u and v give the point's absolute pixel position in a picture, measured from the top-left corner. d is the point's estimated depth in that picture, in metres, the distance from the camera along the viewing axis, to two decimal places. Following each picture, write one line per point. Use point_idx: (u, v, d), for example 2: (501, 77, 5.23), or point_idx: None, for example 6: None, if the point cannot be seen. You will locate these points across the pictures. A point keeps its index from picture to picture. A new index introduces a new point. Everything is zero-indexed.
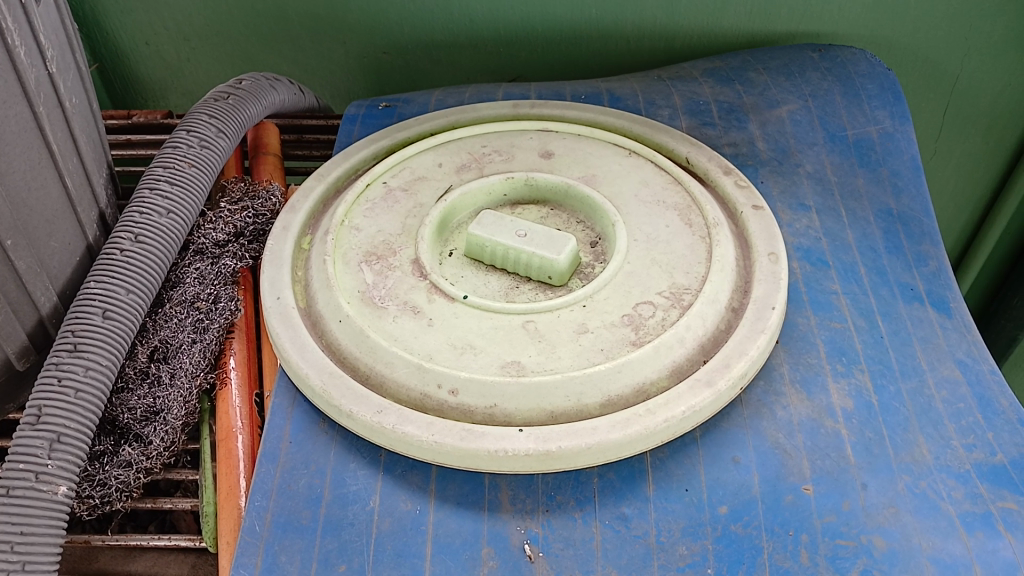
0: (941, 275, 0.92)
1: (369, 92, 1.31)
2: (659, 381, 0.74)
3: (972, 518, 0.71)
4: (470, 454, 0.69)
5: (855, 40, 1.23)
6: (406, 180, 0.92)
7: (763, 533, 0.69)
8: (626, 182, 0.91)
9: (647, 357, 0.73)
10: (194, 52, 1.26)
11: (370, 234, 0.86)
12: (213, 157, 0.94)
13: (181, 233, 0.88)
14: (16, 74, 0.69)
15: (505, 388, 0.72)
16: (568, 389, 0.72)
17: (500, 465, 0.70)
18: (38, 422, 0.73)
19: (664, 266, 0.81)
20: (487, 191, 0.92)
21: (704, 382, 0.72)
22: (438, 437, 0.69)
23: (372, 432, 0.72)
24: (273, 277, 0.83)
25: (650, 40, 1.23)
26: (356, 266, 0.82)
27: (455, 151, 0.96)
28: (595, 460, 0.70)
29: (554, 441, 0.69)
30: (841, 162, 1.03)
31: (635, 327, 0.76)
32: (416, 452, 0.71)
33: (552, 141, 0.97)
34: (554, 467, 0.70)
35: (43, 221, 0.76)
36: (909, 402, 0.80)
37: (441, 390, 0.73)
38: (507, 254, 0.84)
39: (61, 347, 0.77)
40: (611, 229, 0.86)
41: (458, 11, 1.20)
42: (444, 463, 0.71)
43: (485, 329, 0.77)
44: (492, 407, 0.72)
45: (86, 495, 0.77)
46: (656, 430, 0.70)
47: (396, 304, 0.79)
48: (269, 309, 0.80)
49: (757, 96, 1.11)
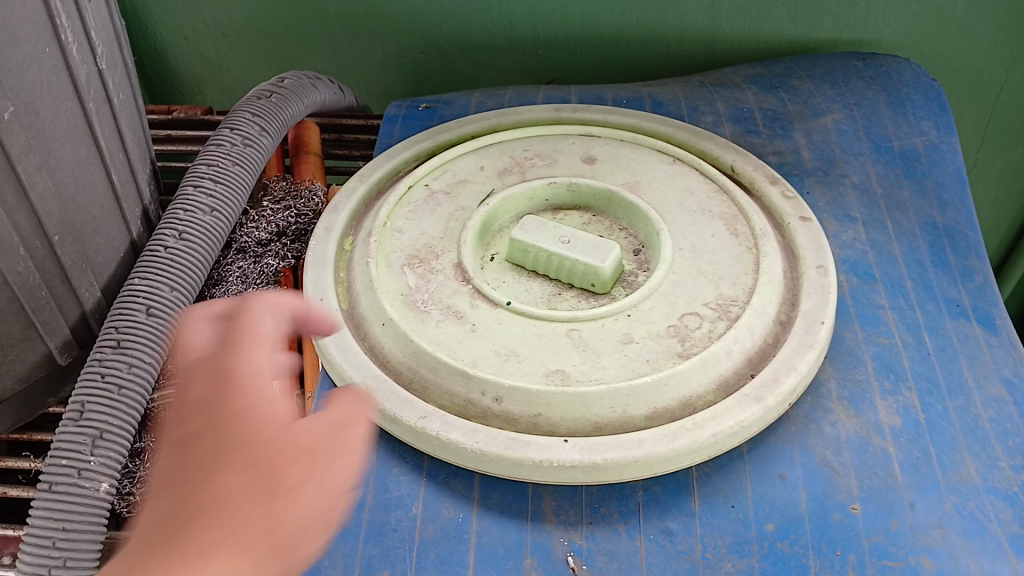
0: (986, 292, 0.90)
1: (406, 92, 1.31)
2: (705, 394, 0.73)
3: (1021, 541, 0.70)
4: (515, 463, 0.68)
5: (899, 49, 1.21)
6: (448, 183, 0.92)
7: (810, 552, 0.68)
8: (671, 189, 0.90)
9: (694, 369, 0.72)
10: (233, 49, 1.26)
11: (412, 236, 0.85)
12: (255, 155, 0.94)
13: (224, 231, 0.89)
14: (68, 70, 0.69)
15: (549, 396, 0.71)
16: (614, 399, 0.71)
17: (545, 475, 0.69)
18: (81, 418, 0.73)
19: (710, 276, 0.80)
20: (530, 196, 0.91)
21: (752, 396, 0.71)
22: (483, 445, 0.69)
23: (416, 437, 0.71)
24: (316, 279, 0.82)
25: (691, 45, 1.21)
26: (399, 270, 0.82)
27: (497, 155, 0.95)
28: (641, 473, 0.69)
29: (600, 453, 0.68)
30: (887, 173, 1.02)
31: (681, 338, 0.75)
32: (461, 459, 0.70)
33: (595, 146, 0.97)
34: (599, 479, 0.69)
35: (89, 218, 0.76)
36: (957, 420, 0.79)
37: (485, 398, 0.72)
38: (550, 260, 0.84)
39: (105, 342, 0.76)
40: (655, 237, 0.86)
41: (498, 12, 1.19)
42: (487, 471, 0.70)
43: (528, 337, 0.76)
44: (537, 416, 0.71)
45: (127, 492, 0.77)
46: (703, 445, 0.69)
47: (439, 309, 0.78)
48: (313, 309, 0.80)
49: (801, 104, 1.10)
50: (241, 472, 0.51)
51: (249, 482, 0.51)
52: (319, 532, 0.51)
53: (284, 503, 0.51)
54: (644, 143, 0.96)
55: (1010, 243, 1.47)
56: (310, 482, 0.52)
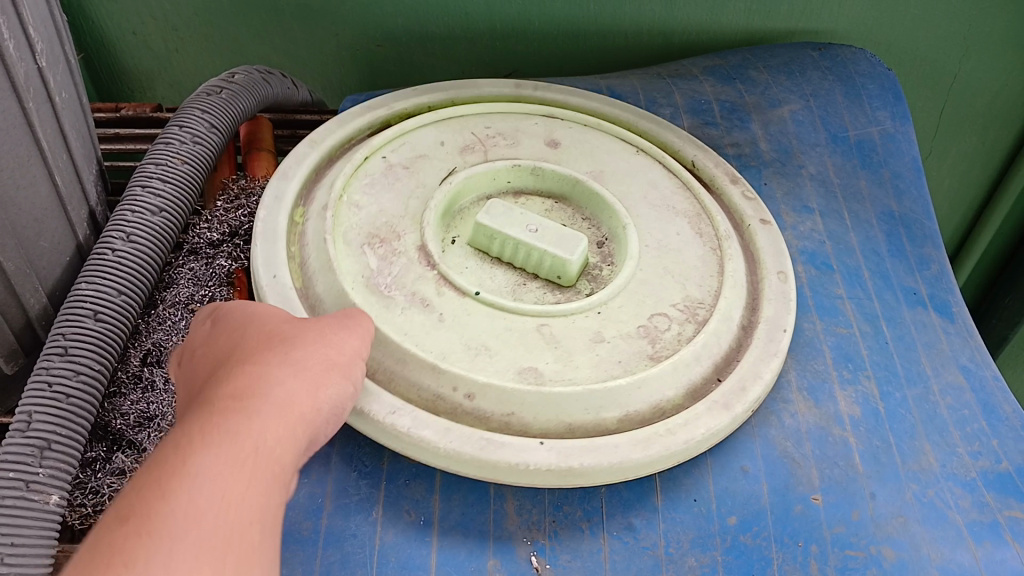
0: (942, 278, 0.92)
1: (363, 85, 1.29)
2: (673, 397, 0.73)
3: (979, 527, 0.71)
4: (489, 465, 0.67)
5: (854, 38, 1.21)
6: (407, 157, 0.89)
7: (772, 544, 0.68)
8: (635, 181, 0.90)
9: (665, 373, 0.72)
10: (183, 42, 1.23)
11: (370, 213, 0.83)
12: (205, 154, 0.91)
13: (174, 233, 0.86)
14: (5, 69, 0.66)
15: (523, 396, 0.70)
16: (589, 402, 0.70)
17: (519, 478, 0.68)
18: (28, 428, 0.70)
19: (677, 276, 0.80)
20: (492, 177, 0.90)
21: (721, 404, 0.72)
22: (457, 445, 0.67)
23: (384, 433, 0.69)
24: (269, 254, 0.79)
25: (649, 36, 1.21)
26: (358, 250, 0.79)
27: (457, 130, 0.93)
28: (613, 478, 0.69)
29: (575, 456, 0.67)
30: (843, 163, 1.03)
31: (650, 339, 0.75)
32: (431, 459, 0.69)
33: (558, 129, 0.95)
34: (571, 483, 0.68)
35: (32, 221, 0.73)
36: (915, 409, 0.79)
37: (455, 392, 0.70)
38: (516, 248, 0.82)
39: (51, 350, 0.74)
40: (620, 232, 0.85)
41: (454, 5, 1.17)
42: (459, 471, 0.69)
43: (499, 331, 0.74)
44: (509, 416, 0.70)
45: (79, 503, 0.74)
46: (675, 451, 0.69)
47: (404, 294, 0.76)
48: (265, 286, 0.76)
49: (759, 94, 1.10)
50: (254, 355, 0.61)
51: (268, 363, 0.59)
52: (332, 387, 0.61)
53: (298, 364, 0.60)
54: (606, 130, 0.96)
55: (963, 235, 1.50)
56: (318, 350, 0.62)
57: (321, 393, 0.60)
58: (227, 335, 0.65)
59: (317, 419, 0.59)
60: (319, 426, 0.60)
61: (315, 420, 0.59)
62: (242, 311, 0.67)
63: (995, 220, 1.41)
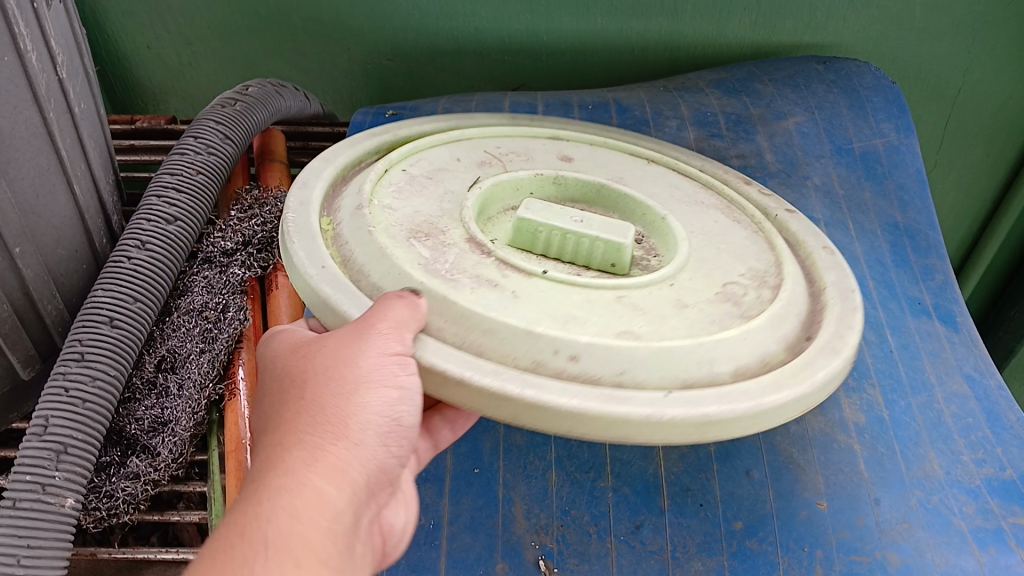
0: (948, 289, 0.93)
1: (373, 98, 1.31)
2: (779, 353, 0.64)
3: (984, 533, 0.71)
4: (623, 419, 0.54)
5: (859, 52, 1.23)
6: (427, 170, 0.80)
7: (778, 549, 0.70)
8: (655, 184, 0.86)
9: (765, 327, 0.64)
10: (196, 56, 1.25)
11: (407, 213, 0.72)
12: (220, 164, 0.93)
13: (188, 242, 0.88)
14: (27, 79, 0.68)
15: (633, 350, 0.58)
16: (699, 354, 0.60)
17: (652, 436, 0.55)
18: (45, 432, 0.72)
19: (731, 253, 0.74)
20: (515, 187, 0.82)
21: (829, 349, 0.63)
22: (581, 400, 0.53)
23: (483, 401, 0.54)
24: (308, 248, 0.65)
25: (656, 50, 1.22)
26: (405, 241, 0.67)
27: (469, 149, 0.86)
28: (746, 429, 0.58)
29: (714, 402, 0.55)
30: (848, 174, 1.05)
31: (735, 303, 0.67)
32: (546, 424, 0.55)
33: (567, 148, 0.91)
34: (707, 439, 0.56)
35: (51, 229, 0.75)
36: (920, 416, 0.80)
37: (558, 357, 0.58)
38: (564, 240, 0.73)
39: (67, 356, 0.75)
40: (660, 223, 0.79)
41: (463, 19, 1.19)
42: (581, 433, 0.55)
43: (578, 304, 0.62)
44: (621, 375, 0.58)
45: (93, 507, 0.76)
46: (803, 395, 0.59)
47: (469, 276, 0.64)
48: (315, 278, 0.62)
49: (763, 107, 1.12)
50: (282, 406, 0.57)
51: (297, 416, 0.55)
52: (366, 407, 0.55)
53: (321, 402, 0.55)
54: (615, 148, 0.93)
55: (968, 248, 1.51)
56: (339, 371, 0.55)
57: (356, 421, 0.55)
58: (268, 379, 0.62)
59: (366, 446, 0.55)
60: (376, 448, 0.55)
61: (364, 448, 0.55)
62: (279, 345, 0.63)
63: (1000, 234, 1.42)
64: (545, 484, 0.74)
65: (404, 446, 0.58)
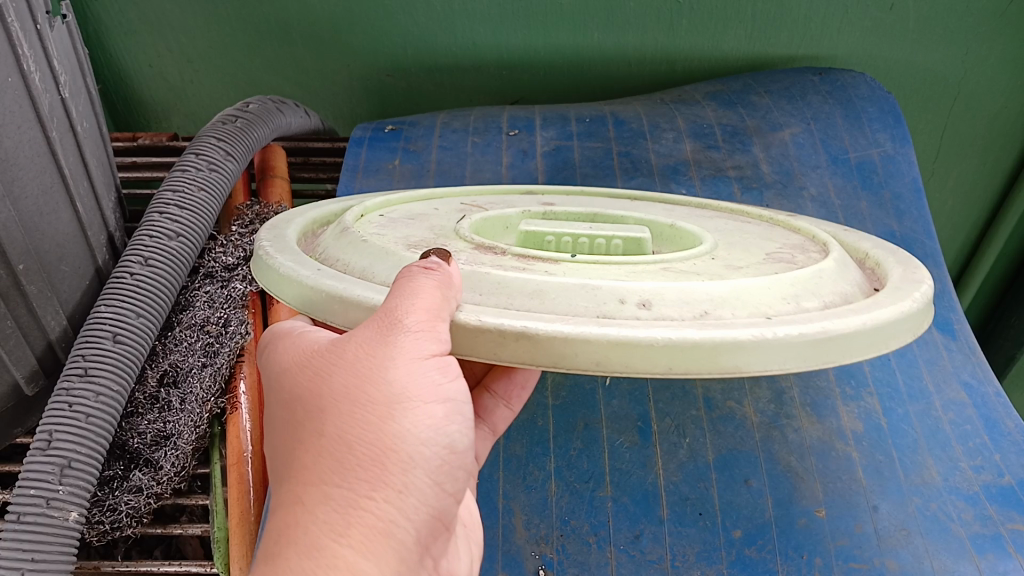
0: (945, 297, 0.95)
1: (372, 113, 1.32)
2: (856, 295, 0.56)
3: (982, 540, 0.71)
4: (732, 340, 0.42)
5: (855, 62, 1.24)
6: (405, 214, 0.69)
7: (777, 557, 0.70)
8: (653, 210, 0.76)
9: (833, 269, 0.57)
10: (197, 74, 1.26)
11: (399, 237, 0.62)
12: (221, 180, 0.94)
13: (190, 257, 0.89)
14: (30, 99, 0.69)
15: (710, 291, 0.49)
16: (783, 291, 0.51)
17: (768, 365, 0.42)
18: (49, 447, 0.72)
19: (758, 235, 0.67)
20: (505, 224, 0.71)
21: (909, 280, 0.55)
22: (667, 320, 0.43)
23: (548, 347, 0.42)
24: (297, 258, 0.54)
25: (653, 63, 1.23)
26: (407, 249, 0.57)
27: (445, 203, 0.75)
28: (870, 351, 0.46)
29: (824, 316, 0.45)
30: (844, 184, 1.06)
31: (788, 262, 0.59)
32: (635, 366, 0.42)
33: (548, 198, 0.80)
34: (830, 365, 0.44)
35: (55, 246, 0.76)
36: (918, 424, 0.80)
37: (626, 305, 0.47)
38: (579, 244, 0.63)
39: (71, 371, 0.76)
40: (668, 232, 0.69)
41: (461, 34, 1.20)
42: (680, 366, 0.42)
43: (626, 273, 0.53)
44: (704, 315, 0.47)
45: (96, 521, 0.77)
46: (911, 310, 0.49)
47: (492, 263, 0.54)
48: (310, 277, 0.50)
49: (759, 118, 1.14)
50: (298, 442, 0.48)
51: (324, 462, 0.46)
52: (407, 438, 0.46)
53: (350, 439, 0.46)
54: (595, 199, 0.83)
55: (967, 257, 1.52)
56: (367, 391, 0.46)
57: (396, 459, 0.45)
58: (279, 399, 0.52)
59: (412, 491, 0.46)
60: (425, 489, 0.47)
61: (410, 495, 0.46)
62: (286, 353, 0.52)
63: (997, 243, 1.43)
64: (544, 494, 0.74)
65: (458, 477, 0.49)
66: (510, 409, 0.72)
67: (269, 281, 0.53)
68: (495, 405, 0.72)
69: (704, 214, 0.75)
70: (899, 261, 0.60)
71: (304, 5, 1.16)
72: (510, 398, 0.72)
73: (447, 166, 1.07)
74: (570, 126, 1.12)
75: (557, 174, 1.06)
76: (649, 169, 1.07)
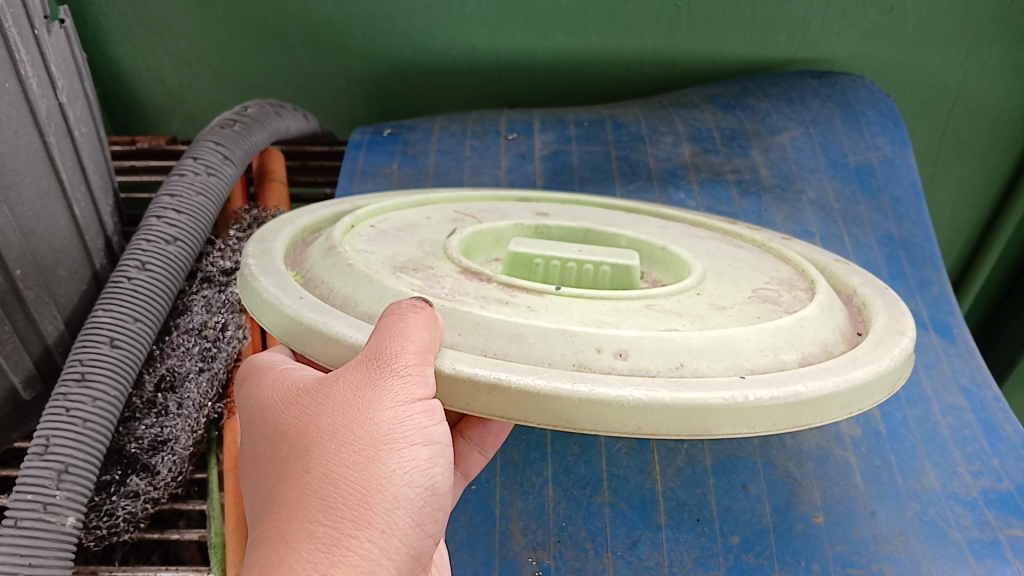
0: (943, 301, 0.95)
1: (370, 117, 1.33)
2: (839, 343, 0.57)
3: (980, 545, 0.71)
4: (703, 407, 0.45)
5: (854, 66, 1.24)
6: (399, 225, 0.70)
7: (775, 563, 0.70)
8: (644, 225, 0.77)
9: (818, 315, 0.57)
10: (196, 77, 1.25)
11: (385, 256, 0.62)
12: (220, 184, 0.95)
13: (187, 261, 0.89)
14: (28, 104, 0.69)
15: (688, 340, 0.50)
16: (762, 342, 0.52)
17: (736, 428, 0.46)
18: (46, 452, 0.72)
19: (749, 266, 0.67)
20: (496, 237, 0.72)
21: (893, 331, 0.57)
22: (644, 379, 0.46)
23: (529, 403, 0.45)
24: (280, 283, 0.55)
25: (651, 66, 1.23)
26: (391, 274, 0.58)
27: (440, 210, 0.75)
28: (839, 412, 0.49)
29: (796, 381, 0.47)
30: (843, 188, 1.06)
31: (773, 303, 0.59)
32: (610, 423, 0.45)
33: (543, 206, 0.80)
34: (799, 426, 0.47)
35: (52, 250, 0.76)
36: (916, 429, 0.80)
37: (603, 355, 0.49)
38: (566, 271, 0.64)
39: (68, 376, 0.76)
40: (659, 253, 0.70)
41: (460, 38, 1.20)
42: (654, 429, 0.45)
43: (607, 310, 0.53)
44: (679, 369, 0.49)
45: (93, 526, 0.76)
46: (889, 369, 0.52)
47: (474, 297, 0.54)
48: (293, 307, 0.51)
49: (758, 122, 1.14)
50: (279, 480, 0.48)
51: (310, 497, 0.46)
52: (393, 478, 0.46)
53: (335, 475, 0.46)
54: (588, 207, 0.83)
55: (965, 263, 1.52)
56: (353, 430, 0.47)
57: (381, 499, 0.46)
58: (255, 436, 0.52)
59: (395, 532, 0.46)
60: (407, 531, 0.47)
61: (393, 536, 0.46)
62: (267, 391, 0.53)
63: (996, 249, 1.43)
64: (541, 500, 0.74)
65: (438, 521, 0.50)
66: (483, 454, 0.71)
67: (252, 303, 0.55)
68: (467, 450, 0.71)
69: (698, 234, 0.75)
70: (884, 307, 0.61)
71: (302, 9, 1.16)
72: (484, 445, 0.71)
73: (446, 170, 1.06)
74: (568, 129, 1.12)
75: (556, 178, 1.05)
76: (647, 173, 1.07)
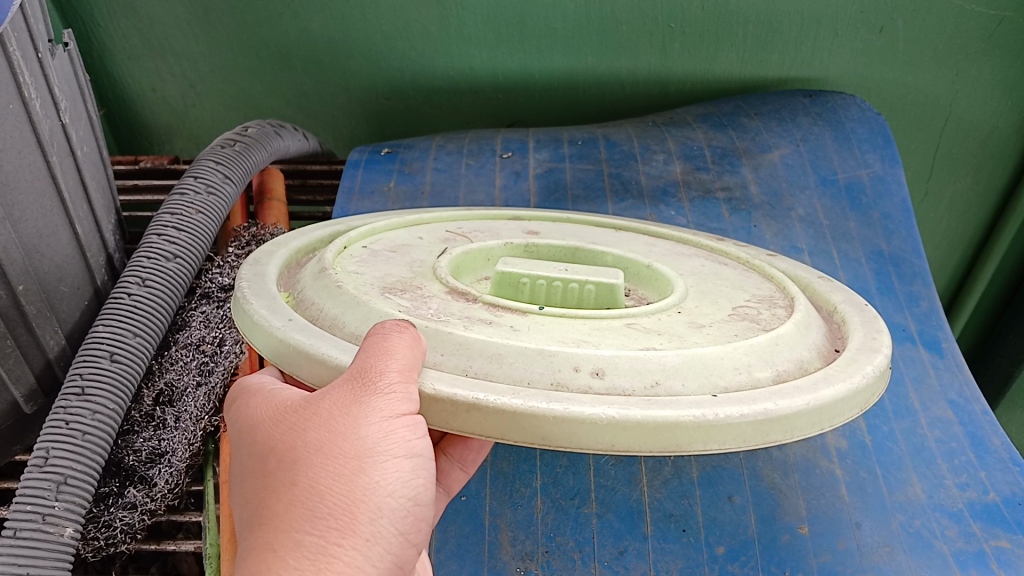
0: (932, 316, 0.96)
1: (371, 136, 1.35)
2: (814, 360, 0.58)
3: (966, 556, 0.72)
4: (672, 424, 0.46)
5: (845, 85, 1.25)
6: (390, 246, 0.72)
7: (760, 572, 0.71)
8: (633, 243, 0.79)
9: (793, 333, 0.58)
10: (200, 98, 1.28)
11: (376, 277, 0.64)
12: (220, 203, 0.97)
13: (187, 278, 0.91)
14: (32, 125, 0.71)
15: (662, 359, 0.52)
16: (736, 359, 0.54)
17: (706, 444, 0.47)
18: (45, 464, 0.73)
19: (732, 283, 0.68)
20: (486, 258, 0.74)
21: (866, 348, 0.58)
22: (616, 398, 0.47)
23: (504, 423, 0.46)
24: (271, 306, 0.57)
25: (646, 86, 1.26)
26: (379, 295, 0.59)
27: (433, 230, 0.77)
28: (809, 429, 0.50)
29: (766, 399, 0.49)
30: (833, 205, 1.08)
31: (753, 320, 0.61)
32: (584, 441, 0.46)
33: (535, 225, 0.82)
34: (769, 442, 0.48)
35: (54, 266, 0.78)
36: (903, 441, 0.82)
37: (580, 374, 0.50)
38: (551, 291, 0.65)
39: (68, 390, 0.77)
40: (645, 271, 0.72)
41: (459, 59, 1.22)
42: (625, 446, 0.46)
43: (588, 330, 0.55)
44: (653, 387, 0.51)
45: (91, 537, 0.77)
46: (859, 386, 0.53)
47: (459, 317, 0.56)
48: (281, 329, 0.53)
49: (749, 140, 1.15)
50: (266, 492, 0.49)
51: (298, 507, 0.47)
52: (376, 488, 0.48)
53: (321, 486, 0.48)
54: (580, 226, 0.85)
55: (959, 281, 1.53)
56: (338, 445, 0.48)
57: (366, 509, 0.47)
58: (242, 451, 0.53)
59: (378, 540, 0.48)
60: (391, 539, 0.48)
61: (376, 543, 0.48)
62: (253, 408, 0.54)
63: (990, 266, 1.45)
64: (530, 510, 0.76)
65: (421, 531, 0.51)
66: (465, 471, 0.73)
67: (243, 326, 0.56)
68: (450, 467, 0.72)
69: (684, 252, 0.77)
70: (862, 322, 0.63)
71: (304, 31, 1.19)
72: (465, 462, 0.72)
73: (442, 188, 1.08)
74: (562, 148, 1.15)
75: (549, 196, 1.07)
76: (639, 190, 1.08)
